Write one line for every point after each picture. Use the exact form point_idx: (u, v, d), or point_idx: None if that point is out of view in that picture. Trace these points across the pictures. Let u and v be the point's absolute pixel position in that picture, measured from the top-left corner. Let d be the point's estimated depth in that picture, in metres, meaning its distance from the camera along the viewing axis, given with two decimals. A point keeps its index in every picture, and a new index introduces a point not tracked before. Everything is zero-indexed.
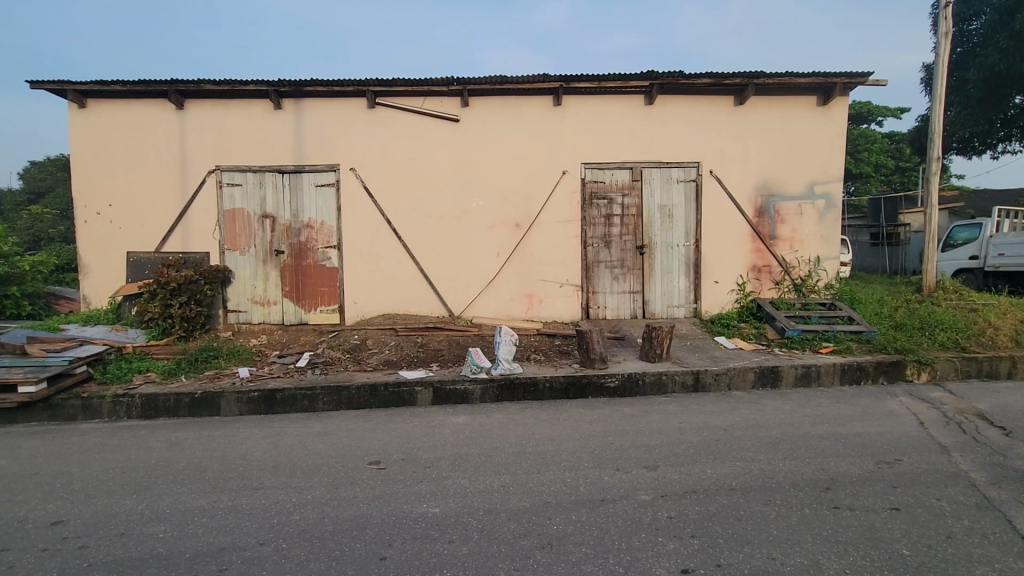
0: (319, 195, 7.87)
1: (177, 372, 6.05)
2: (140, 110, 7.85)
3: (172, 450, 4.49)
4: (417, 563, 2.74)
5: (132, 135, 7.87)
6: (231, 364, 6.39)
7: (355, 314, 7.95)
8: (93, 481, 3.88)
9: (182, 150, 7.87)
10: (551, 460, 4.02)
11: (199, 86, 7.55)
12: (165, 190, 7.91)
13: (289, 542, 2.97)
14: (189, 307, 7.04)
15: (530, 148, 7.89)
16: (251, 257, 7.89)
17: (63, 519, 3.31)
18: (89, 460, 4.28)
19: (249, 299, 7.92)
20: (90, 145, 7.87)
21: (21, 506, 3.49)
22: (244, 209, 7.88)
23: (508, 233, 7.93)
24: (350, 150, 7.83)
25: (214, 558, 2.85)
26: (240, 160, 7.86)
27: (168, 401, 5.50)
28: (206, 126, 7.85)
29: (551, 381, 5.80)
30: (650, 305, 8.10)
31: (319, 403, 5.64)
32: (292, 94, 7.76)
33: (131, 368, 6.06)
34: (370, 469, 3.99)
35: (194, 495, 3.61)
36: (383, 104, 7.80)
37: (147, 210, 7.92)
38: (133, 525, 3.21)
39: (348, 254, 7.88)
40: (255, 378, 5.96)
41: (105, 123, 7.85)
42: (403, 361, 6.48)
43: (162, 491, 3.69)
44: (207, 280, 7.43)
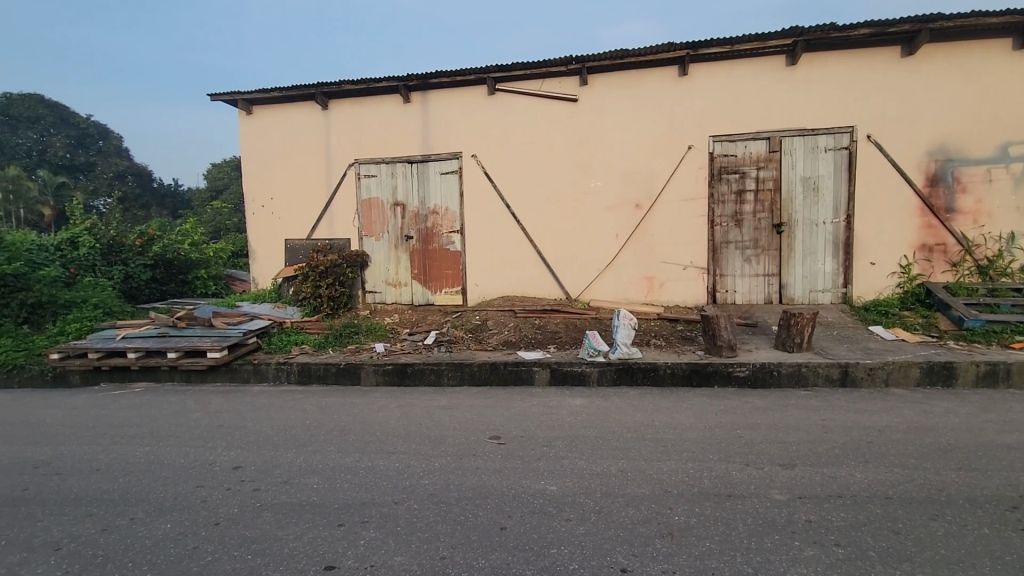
0: (443, 182, 8.30)
1: (327, 345, 6.87)
2: (294, 112, 8.89)
3: (322, 414, 5.12)
4: (536, 536, 2.83)
5: (287, 135, 8.94)
6: (369, 340, 7.07)
7: (477, 296, 8.32)
8: (263, 435, 4.58)
9: (327, 146, 8.77)
10: (673, 449, 3.87)
11: (340, 86, 8.34)
12: (315, 183, 8.90)
13: (419, 504, 3.24)
14: (334, 288, 7.92)
15: (652, 124, 7.54)
16: (385, 242, 8.59)
17: (241, 465, 3.95)
18: (260, 418, 5.05)
19: (383, 281, 8.66)
20: (256, 146, 9.10)
21: (212, 451, 4.23)
22: (379, 198, 8.59)
23: (628, 214, 7.69)
24: (471, 137, 8.14)
25: (358, 510, 3.20)
26: (374, 153, 8.56)
27: (320, 370, 6.26)
28: (347, 123, 8.66)
29: (672, 367, 5.58)
30: (787, 290, 7.38)
31: (445, 378, 6.02)
32: (420, 87, 8.25)
33: (290, 340, 7.00)
34: (491, 444, 4.18)
35: (341, 454, 4.08)
36: (502, 90, 7.96)
37: (301, 202, 8.99)
38: (294, 475, 3.73)
39: (471, 238, 8.24)
40: (389, 353, 6.54)
41: (267, 126, 9.02)
42: (521, 342, 6.66)
43: (315, 448, 4.23)
44: (349, 264, 8.29)
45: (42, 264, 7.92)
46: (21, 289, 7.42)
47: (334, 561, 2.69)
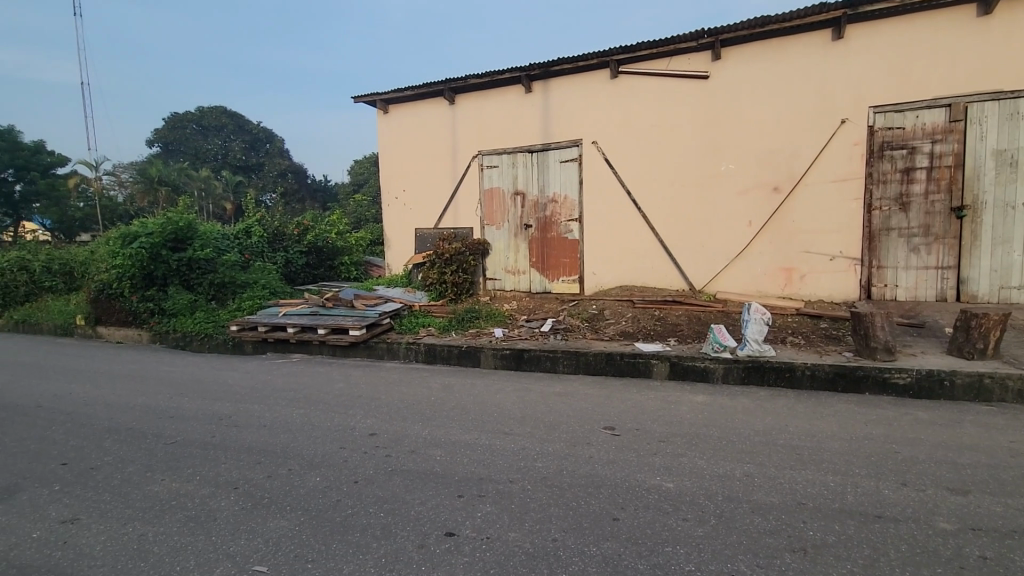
0: (563, 169, 8.30)
1: (450, 328, 7.30)
2: (424, 108, 9.49)
3: (446, 392, 5.46)
4: (650, 532, 2.76)
5: (419, 131, 9.58)
6: (488, 325, 7.38)
7: (594, 285, 8.23)
8: (394, 407, 5.03)
9: (453, 139, 9.24)
10: (810, 459, 3.50)
11: (466, 80, 8.74)
12: (442, 175, 9.44)
13: (533, 485, 3.33)
14: (458, 275, 8.38)
15: (796, 97, 6.80)
16: (505, 231, 8.85)
17: (376, 432, 4.38)
18: (392, 392, 5.54)
19: (503, 269, 8.93)
20: (391, 143, 9.89)
21: (353, 418, 4.75)
22: (500, 188, 8.85)
23: (764, 198, 7.04)
24: (592, 123, 8.01)
25: (476, 484, 3.38)
26: (497, 143, 8.83)
27: (444, 351, 6.67)
28: (471, 116, 9.03)
29: (812, 369, 5.04)
30: (967, 285, 6.26)
31: (560, 365, 6.07)
32: (541, 76, 8.32)
33: (418, 323, 7.55)
34: (605, 434, 4.15)
35: (461, 430, 4.33)
36: (626, 72, 7.71)
37: (429, 193, 9.61)
38: (420, 446, 4.04)
39: (589, 226, 8.15)
40: (508, 338, 6.76)
41: (400, 123, 9.75)
42: (639, 333, 6.46)
43: (439, 423, 4.54)
44: (471, 252, 8.70)
45: (225, 250, 9.42)
46: (210, 270, 8.91)
47: (454, 528, 2.88)
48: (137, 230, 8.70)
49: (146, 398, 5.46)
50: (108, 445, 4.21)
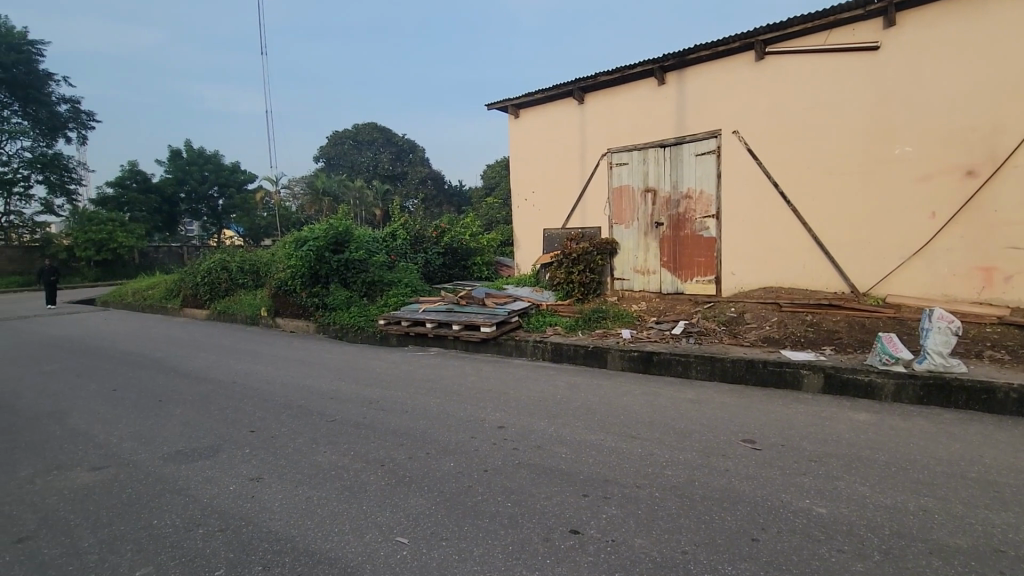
0: (700, 163, 7.83)
1: (577, 327, 7.31)
2: (553, 110, 9.66)
3: (572, 391, 5.48)
4: (796, 559, 2.48)
5: (548, 132, 9.76)
6: (616, 325, 7.25)
7: (733, 286, 7.63)
8: (522, 403, 5.17)
9: (582, 138, 9.25)
10: (1014, 500, 2.88)
11: (596, 78, 8.71)
12: (570, 175, 9.50)
13: (662, 493, 3.19)
14: (585, 274, 8.36)
15: (1001, 61, 5.65)
16: (634, 230, 8.60)
17: (504, 426, 4.54)
18: (519, 388, 5.70)
19: (632, 268, 8.68)
20: (521, 146, 10.23)
21: (483, 410, 4.98)
22: (630, 185, 8.63)
23: (953, 185, 5.95)
24: (733, 111, 7.45)
25: (601, 485, 3.34)
26: (627, 140, 8.63)
27: (571, 350, 6.70)
28: (600, 113, 8.96)
29: (1019, 391, 4.14)
30: None
31: (693, 371, 5.75)
32: (676, 66, 7.96)
33: (546, 321, 7.67)
34: (744, 447, 3.83)
35: (587, 430, 4.31)
36: (774, 53, 7.05)
37: (557, 193, 9.74)
38: (546, 442, 4.11)
39: (729, 222, 7.58)
40: (636, 340, 6.57)
41: (531, 126, 10.05)
42: (786, 340, 5.86)
43: (565, 421, 4.57)
44: (598, 251, 8.62)
45: (375, 252, 10.51)
46: (363, 270, 10.02)
47: (578, 526, 2.88)
48: (307, 235, 10.10)
49: (312, 381, 6.31)
50: (284, 418, 4.95)
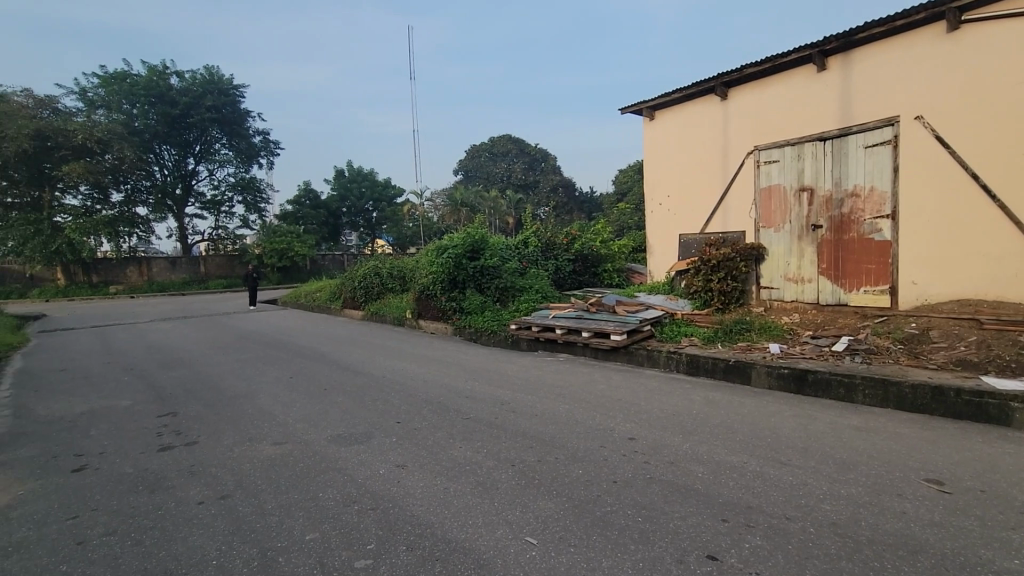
0: (870, 156, 6.85)
1: (716, 339, 6.83)
2: (692, 109, 9.21)
3: (710, 407, 5.13)
4: None
5: (687, 132, 9.31)
6: (762, 339, 6.62)
7: (913, 298, 6.51)
8: (654, 416, 4.97)
9: (724, 137, 8.68)
10: None
11: (741, 71, 8.13)
12: (710, 176, 8.95)
13: (818, 529, 2.83)
14: (726, 282, 7.78)
15: None
16: (786, 233, 7.80)
17: (634, 437, 4.41)
18: (652, 400, 5.49)
19: (782, 276, 7.86)
20: (656, 149, 9.91)
21: (613, 420, 4.89)
22: (781, 185, 7.86)
23: None
24: (916, 94, 6.40)
25: (743, 512, 3.07)
26: (778, 136, 7.89)
27: (709, 363, 6.27)
28: (746, 109, 8.32)
29: None
30: None
31: (859, 395, 5.02)
32: (840, 49, 7.09)
33: (681, 332, 7.29)
34: (927, 487, 3.25)
35: (727, 451, 4.00)
36: (973, 21, 5.92)
37: (695, 197, 9.23)
38: (680, 459, 3.89)
39: (908, 223, 6.50)
40: (786, 356, 5.93)
41: (667, 127, 9.69)
42: (988, 365, 4.85)
43: (702, 439, 4.29)
44: (742, 257, 7.98)
45: (508, 259, 10.92)
46: (496, 276, 10.47)
47: (716, 552, 2.69)
48: (447, 243, 10.82)
49: (449, 380, 6.75)
50: (424, 413, 5.37)
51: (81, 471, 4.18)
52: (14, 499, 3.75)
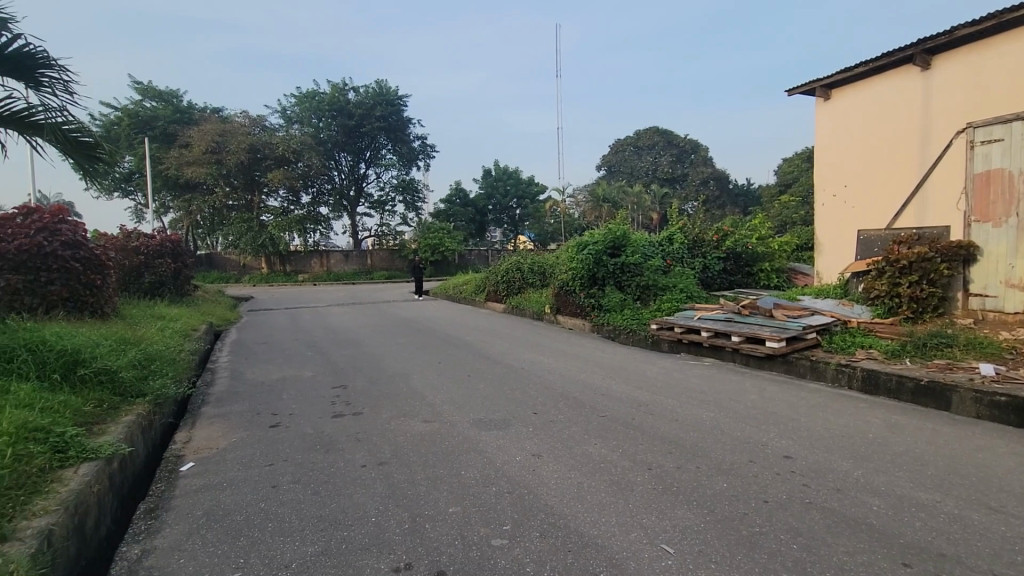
0: None
1: (902, 353, 5.82)
2: (882, 84, 8.13)
3: (891, 432, 4.40)
4: None
5: (875, 111, 8.24)
6: (970, 357, 5.46)
7: None
8: (816, 434, 4.43)
9: (923, 115, 7.52)
10: None
11: (950, 35, 6.96)
12: (902, 163, 7.83)
13: None
14: (919, 287, 6.56)
15: None
16: (1011, 229, 6.38)
17: (792, 456, 3.97)
18: (814, 417, 4.89)
19: (1001, 282, 6.43)
20: (833, 133, 8.98)
21: (766, 434, 4.46)
22: (1006, 168, 6.48)
23: None
24: None
25: (933, 560, 2.59)
26: (1000, 110, 6.61)
27: (891, 381, 5.38)
28: (955, 79, 7.10)
29: None
30: None
31: None
32: None
33: (856, 342, 6.36)
34: None
35: (911, 485, 3.41)
36: None
37: (881, 187, 8.17)
38: (849, 487, 3.41)
39: None
40: (1003, 379, 4.83)
41: (846, 107, 8.72)
42: None
43: (878, 467, 3.71)
44: (945, 257, 6.68)
45: (651, 255, 10.54)
46: (637, 273, 10.17)
47: None
48: (587, 239, 10.72)
49: (586, 376, 6.74)
50: (561, 406, 5.44)
51: (275, 428, 5.04)
52: (230, 444, 4.66)
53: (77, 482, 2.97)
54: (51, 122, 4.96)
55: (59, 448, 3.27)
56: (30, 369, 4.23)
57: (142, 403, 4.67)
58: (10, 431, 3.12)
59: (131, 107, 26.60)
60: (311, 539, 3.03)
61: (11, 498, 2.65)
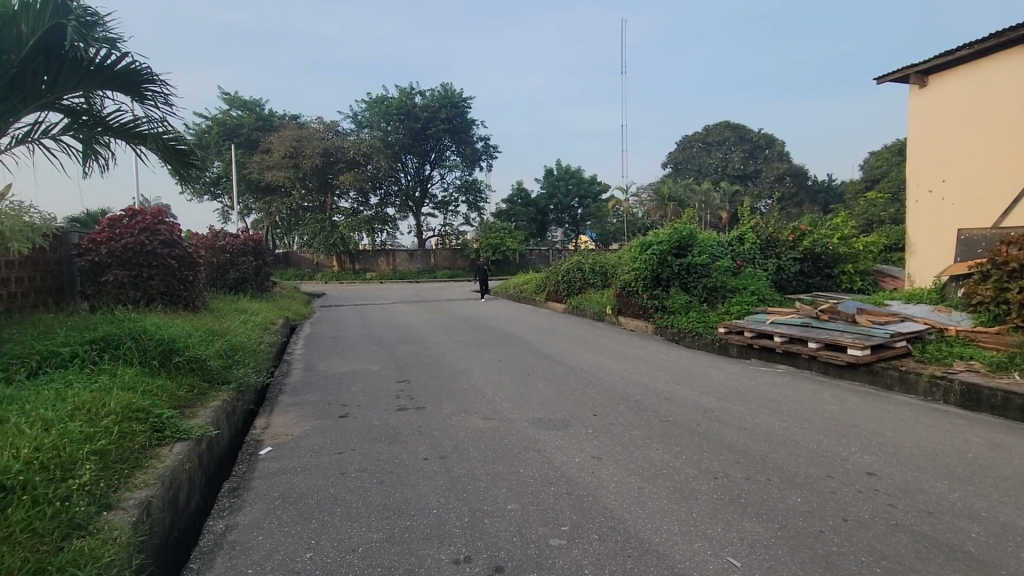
0: None
1: (1010, 367, 5.22)
2: (985, 70, 7.81)
3: (994, 453, 3.98)
4: None
5: (977, 99, 7.91)
6: None
7: None
8: (905, 451, 4.08)
9: None
10: None
11: None
12: (1013, 154, 7.51)
13: None
14: None
15: None
16: None
17: (876, 473, 3.68)
18: (903, 432, 4.51)
19: None
20: (926, 124, 8.66)
21: (846, 448, 4.16)
22: None
23: None
24: None
25: None
26: None
27: (996, 397, 4.86)
28: None
29: None
30: None
31: None
32: None
33: (953, 352, 5.79)
34: None
35: (1019, 512, 3.06)
36: None
37: (985, 180, 7.82)
38: (943, 510, 3.12)
39: None
40: None
41: (942, 96, 8.40)
42: None
43: (978, 490, 3.36)
44: None
45: (720, 256, 10.10)
46: (705, 274, 9.80)
47: None
48: (651, 239, 10.44)
49: (648, 379, 6.58)
50: (622, 409, 5.34)
51: (344, 418, 5.31)
52: (303, 431, 4.95)
53: (171, 459, 3.28)
54: (153, 132, 5.48)
55: (157, 428, 3.62)
56: (135, 355, 4.70)
57: (227, 390, 5.07)
58: (117, 410, 3.49)
59: (220, 117, 28.95)
60: (376, 525, 3.17)
61: (118, 470, 2.97)
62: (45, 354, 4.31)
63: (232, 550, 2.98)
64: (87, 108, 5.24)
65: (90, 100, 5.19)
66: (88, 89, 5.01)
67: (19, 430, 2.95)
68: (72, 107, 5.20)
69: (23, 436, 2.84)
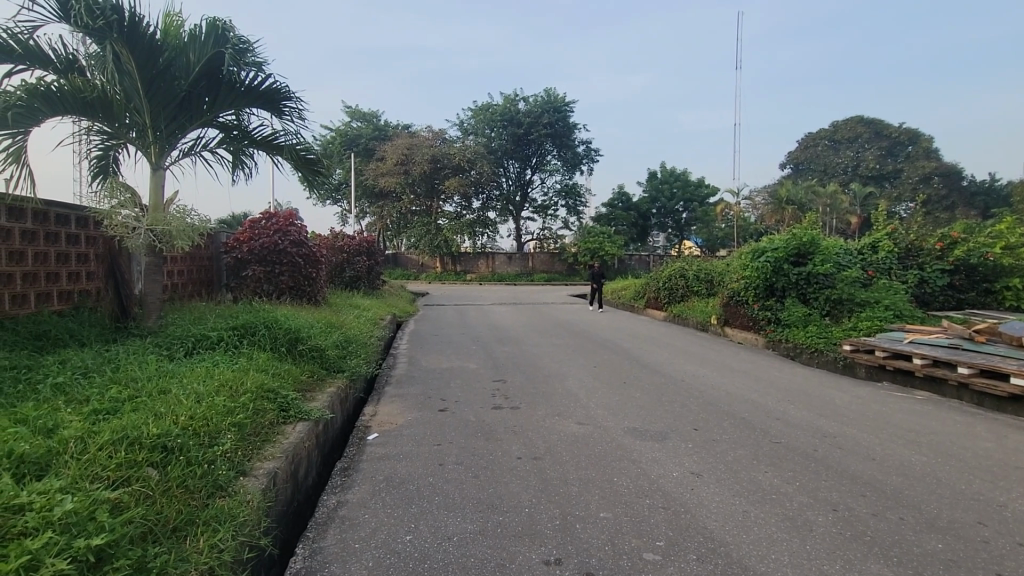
0: None
1: None
2: None
3: None
4: None
5: None
6: None
7: None
8: None
9: None
10: None
11: None
12: None
13: None
14: None
15: None
16: None
17: None
18: None
19: None
20: None
21: (1004, 493, 3.58)
22: None
23: None
24: None
25: None
26: None
27: None
28: None
29: None
30: None
31: None
32: None
33: None
34: None
35: None
36: None
37: None
38: None
39: None
40: None
41: None
42: None
43: None
44: None
45: (847, 265, 9.11)
46: (828, 285, 8.92)
47: None
48: (765, 245, 9.71)
49: (757, 396, 6.14)
50: (726, 426, 5.04)
51: (444, 412, 5.60)
52: (407, 422, 5.31)
53: (294, 436, 3.70)
54: (289, 143, 6.20)
55: (283, 407, 4.10)
56: (268, 342, 5.35)
57: (341, 378, 5.60)
58: (252, 389, 4.01)
59: (342, 129, 32.11)
60: (471, 517, 3.32)
61: (252, 442, 3.41)
62: (198, 337, 5.06)
63: (343, 524, 3.29)
64: (238, 123, 6.03)
65: (240, 116, 5.98)
66: (239, 108, 5.79)
67: (178, 400, 3.50)
68: (226, 123, 5.98)
69: (181, 406, 3.37)
